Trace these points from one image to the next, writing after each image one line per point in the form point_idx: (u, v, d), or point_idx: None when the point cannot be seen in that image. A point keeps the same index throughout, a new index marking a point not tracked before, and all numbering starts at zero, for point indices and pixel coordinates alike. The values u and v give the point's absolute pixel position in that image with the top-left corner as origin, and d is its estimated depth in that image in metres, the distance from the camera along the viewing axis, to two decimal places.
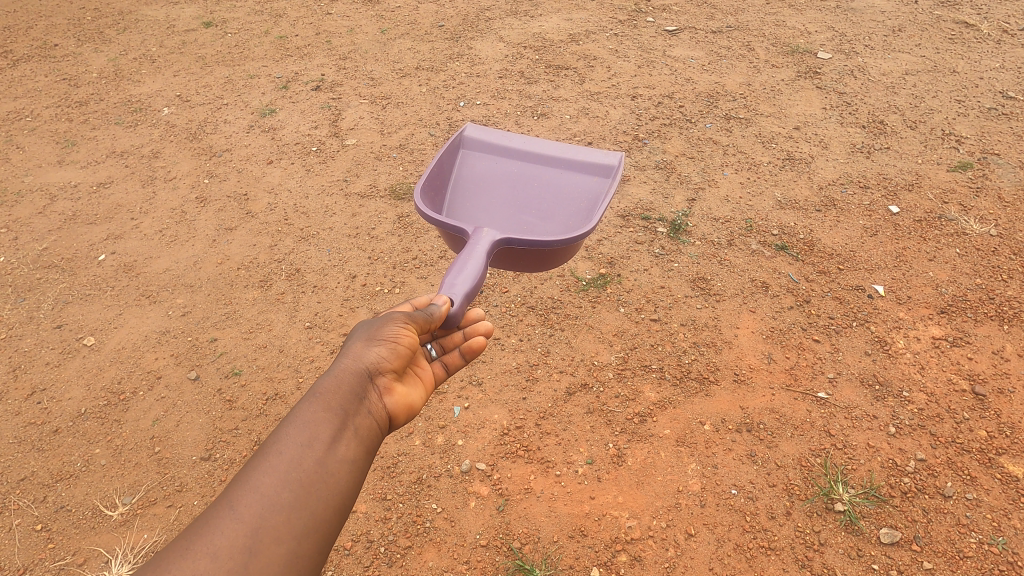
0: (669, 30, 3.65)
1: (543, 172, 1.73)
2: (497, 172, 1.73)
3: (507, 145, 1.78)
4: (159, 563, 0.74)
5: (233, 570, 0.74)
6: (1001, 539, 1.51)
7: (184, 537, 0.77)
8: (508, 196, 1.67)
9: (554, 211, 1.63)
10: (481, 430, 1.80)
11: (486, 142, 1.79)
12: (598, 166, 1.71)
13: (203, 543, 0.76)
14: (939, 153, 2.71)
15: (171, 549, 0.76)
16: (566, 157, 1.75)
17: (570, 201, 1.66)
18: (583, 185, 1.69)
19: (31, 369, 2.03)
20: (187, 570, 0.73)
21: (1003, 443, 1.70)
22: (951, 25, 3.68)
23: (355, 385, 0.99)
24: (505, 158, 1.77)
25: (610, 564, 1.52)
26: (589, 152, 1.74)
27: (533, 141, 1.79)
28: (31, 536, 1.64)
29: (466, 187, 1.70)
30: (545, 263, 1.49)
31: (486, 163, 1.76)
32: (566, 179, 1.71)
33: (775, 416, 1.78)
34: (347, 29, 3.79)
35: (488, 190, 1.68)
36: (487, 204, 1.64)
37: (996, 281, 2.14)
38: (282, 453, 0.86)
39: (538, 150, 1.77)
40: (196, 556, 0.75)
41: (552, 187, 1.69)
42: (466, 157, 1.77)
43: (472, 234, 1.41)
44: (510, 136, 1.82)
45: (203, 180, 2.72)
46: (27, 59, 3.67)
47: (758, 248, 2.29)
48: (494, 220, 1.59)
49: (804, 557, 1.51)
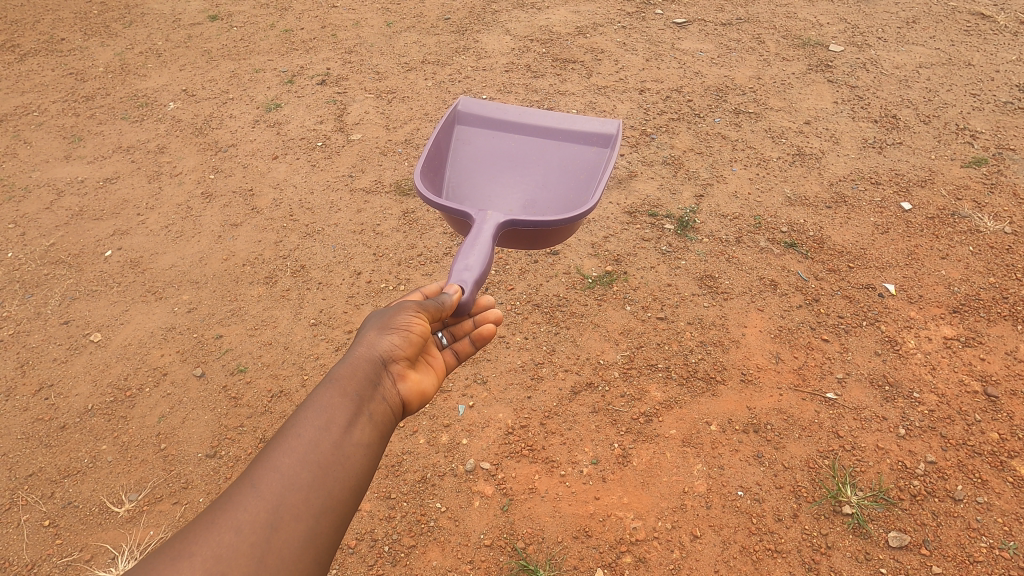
0: (678, 23, 3.61)
1: (541, 146, 1.72)
2: (496, 149, 1.71)
3: (503, 119, 1.76)
4: (184, 536, 0.74)
5: (255, 544, 0.74)
6: (1012, 543, 1.49)
7: (207, 512, 0.77)
8: (509, 173, 1.66)
9: (555, 187, 1.62)
10: (486, 429, 1.79)
11: (482, 117, 1.76)
12: (596, 137, 1.70)
13: (225, 518, 0.76)
14: (952, 149, 2.66)
15: (195, 524, 0.76)
16: (562, 129, 1.73)
17: (569, 175, 1.64)
18: (582, 158, 1.67)
19: (39, 365, 2.04)
20: (211, 543, 0.73)
21: (1015, 446, 1.68)
22: (967, 17, 3.61)
23: (370, 372, 0.98)
24: (502, 134, 1.74)
25: (615, 565, 1.51)
26: (586, 122, 1.73)
27: (528, 114, 1.77)
28: (39, 532, 1.65)
29: (465, 165, 1.67)
30: (549, 241, 1.48)
31: (484, 139, 1.73)
32: (564, 153, 1.70)
33: (783, 416, 1.76)
34: (352, 22, 3.76)
35: (488, 168, 1.67)
36: (489, 182, 1.63)
37: (1011, 280, 2.10)
38: (300, 435, 0.85)
39: (535, 124, 1.76)
40: (219, 530, 0.74)
41: (553, 163, 1.68)
42: (463, 133, 1.74)
43: (475, 216, 1.39)
44: (505, 109, 1.79)
45: (208, 175, 2.71)
46: (34, 54, 3.67)
47: (767, 245, 2.26)
48: (495, 197, 1.58)
49: (811, 560, 1.49)
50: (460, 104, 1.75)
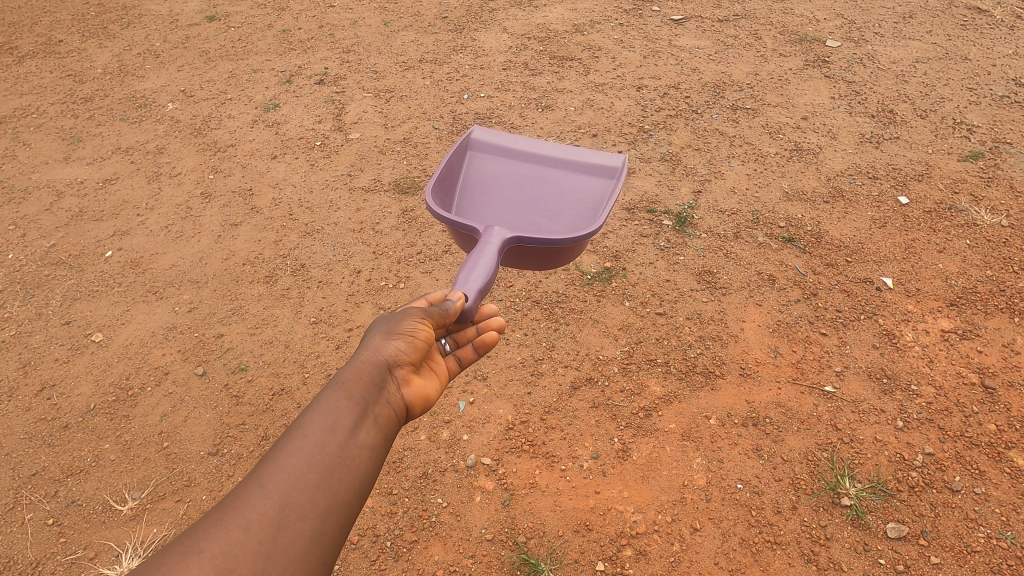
0: (675, 20, 3.61)
1: (550, 172, 1.72)
2: (504, 172, 1.72)
3: (514, 146, 1.77)
4: (193, 532, 0.75)
5: (263, 542, 0.75)
6: (1010, 533, 1.50)
7: (215, 510, 0.78)
8: (515, 195, 1.66)
9: (561, 211, 1.63)
10: (486, 425, 1.80)
11: (493, 142, 1.78)
12: (603, 167, 1.70)
13: (233, 515, 0.77)
14: (949, 142, 2.67)
15: (203, 521, 0.77)
16: (570, 158, 1.74)
17: (575, 201, 1.65)
18: (588, 187, 1.68)
19: (41, 366, 2.05)
20: (219, 541, 0.74)
21: (1012, 437, 1.69)
22: (963, 11, 3.62)
23: (375, 376, 0.99)
24: (512, 160, 1.75)
25: (616, 558, 1.52)
26: (593, 153, 1.74)
27: (538, 142, 1.78)
28: (43, 530, 1.66)
29: (475, 188, 1.68)
30: (553, 262, 1.49)
31: (494, 164, 1.74)
32: (570, 179, 1.70)
33: (781, 410, 1.77)
34: (350, 21, 3.77)
35: (496, 190, 1.68)
36: (495, 204, 1.63)
37: (1008, 272, 2.11)
38: (307, 436, 0.86)
39: (544, 151, 1.77)
40: (227, 527, 0.75)
41: (558, 189, 1.69)
42: (473, 158, 1.75)
43: (483, 231, 1.41)
44: (515, 137, 1.81)
45: (207, 175, 2.72)
46: (33, 56, 3.68)
47: (765, 240, 2.27)
48: (502, 217, 1.58)
49: (809, 551, 1.50)
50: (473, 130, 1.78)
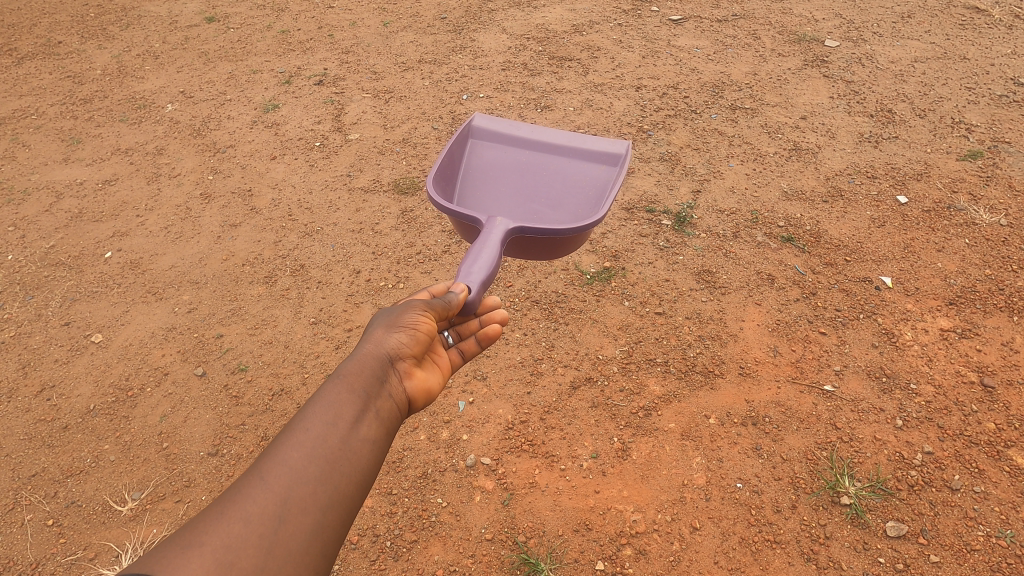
0: (674, 20, 3.62)
1: (552, 161, 1.72)
2: (507, 161, 1.72)
3: (517, 133, 1.77)
4: (194, 526, 0.75)
5: (264, 535, 0.75)
6: (1009, 532, 1.50)
7: (216, 504, 0.78)
8: (517, 185, 1.66)
9: (563, 200, 1.62)
10: (486, 425, 1.80)
11: (495, 130, 1.77)
12: (606, 155, 1.70)
13: (234, 508, 0.76)
14: (948, 142, 2.67)
15: (204, 515, 0.77)
16: (573, 145, 1.74)
17: (577, 190, 1.65)
18: (591, 175, 1.67)
19: (41, 366, 2.05)
20: (220, 534, 0.74)
21: (1011, 436, 1.69)
22: (962, 10, 3.63)
23: (377, 369, 0.99)
24: (514, 148, 1.75)
25: (615, 558, 1.52)
26: (596, 139, 1.73)
27: (541, 129, 1.77)
28: (43, 531, 1.66)
29: (476, 177, 1.68)
30: (556, 251, 1.49)
31: (496, 152, 1.74)
32: (573, 167, 1.70)
33: (781, 408, 1.77)
34: (349, 22, 3.78)
35: (498, 179, 1.68)
36: (498, 194, 1.63)
37: (1006, 271, 2.11)
38: (308, 430, 0.86)
39: (546, 138, 1.76)
40: (228, 521, 0.75)
41: (561, 177, 1.68)
42: (475, 146, 1.75)
43: (485, 222, 1.41)
44: (517, 124, 1.80)
45: (206, 176, 2.72)
46: (32, 57, 3.69)
47: (764, 239, 2.27)
48: (504, 207, 1.58)
49: (809, 550, 1.50)
50: (475, 118, 1.77)
